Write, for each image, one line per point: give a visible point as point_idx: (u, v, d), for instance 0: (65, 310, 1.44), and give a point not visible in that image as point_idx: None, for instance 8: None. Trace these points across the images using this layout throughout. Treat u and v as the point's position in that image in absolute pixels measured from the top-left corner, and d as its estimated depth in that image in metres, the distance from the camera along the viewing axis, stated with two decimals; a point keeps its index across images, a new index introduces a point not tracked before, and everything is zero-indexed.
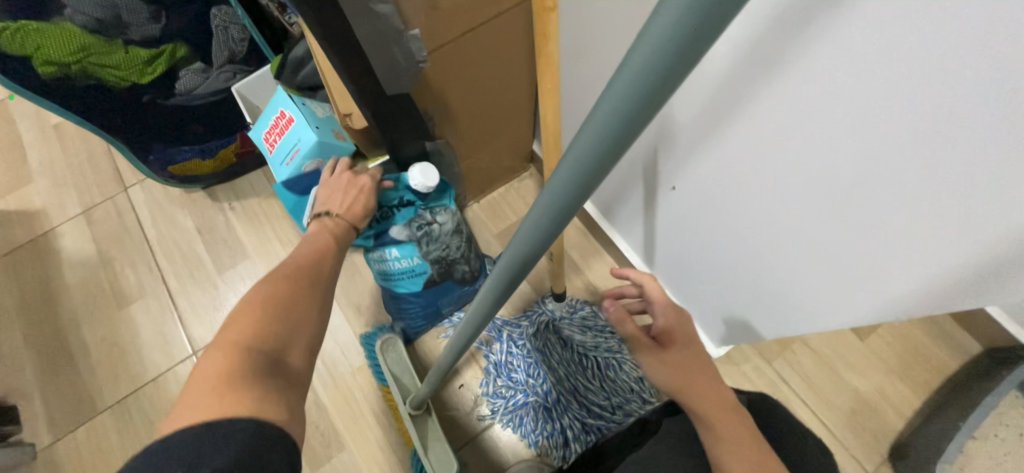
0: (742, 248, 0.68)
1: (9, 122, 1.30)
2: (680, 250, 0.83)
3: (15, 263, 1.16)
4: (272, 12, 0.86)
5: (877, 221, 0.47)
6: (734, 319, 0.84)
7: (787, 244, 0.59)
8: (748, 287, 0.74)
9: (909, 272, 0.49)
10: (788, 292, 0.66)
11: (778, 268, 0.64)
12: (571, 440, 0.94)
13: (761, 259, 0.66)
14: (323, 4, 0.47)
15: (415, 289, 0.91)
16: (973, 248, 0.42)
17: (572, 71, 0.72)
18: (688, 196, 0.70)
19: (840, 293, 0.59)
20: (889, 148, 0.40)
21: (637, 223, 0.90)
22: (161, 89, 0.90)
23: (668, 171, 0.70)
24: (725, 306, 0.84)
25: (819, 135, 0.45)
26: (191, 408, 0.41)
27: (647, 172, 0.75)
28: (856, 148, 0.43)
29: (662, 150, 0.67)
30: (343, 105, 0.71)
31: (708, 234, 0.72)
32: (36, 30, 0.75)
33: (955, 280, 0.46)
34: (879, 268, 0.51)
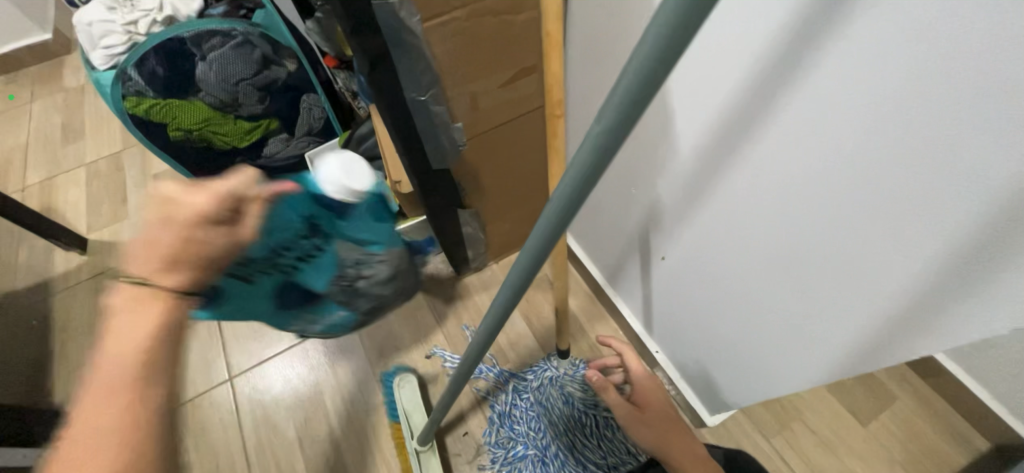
0: (744, 293, 0.68)
1: (120, 170, 1.58)
2: (674, 315, 0.91)
3: (98, 286, 1.35)
4: (346, 98, 1.11)
5: (857, 266, 0.50)
6: (726, 388, 0.89)
7: (759, 306, 0.66)
8: (749, 336, 0.73)
9: (858, 333, 0.55)
10: (766, 356, 0.72)
11: (778, 315, 0.64)
12: None
13: (762, 305, 0.66)
14: (395, 104, 0.65)
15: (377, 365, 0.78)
16: (920, 303, 0.46)
17: None
18: (677, 262, 0.79)
19: (836, 341, 0.58)
20: (820, 219, 0.50)
21: (637, 288, 1.00)
22: (251, 151, 1.10)
23: (661, 241, 0.80)
24: (718, 375, 0.89)
25: (772, 208, 0.55)
26: None
27: (644, 242, 0.86)
28: (800, 219, 0.53)
29: (655, 221, 0.79)
30: (395, 174, 0.89)
31: (711, 280, 0.74)
32: (176, 106, 0.99)
33: (894, 341, 0.52)
34: (877, 314, 0.51)
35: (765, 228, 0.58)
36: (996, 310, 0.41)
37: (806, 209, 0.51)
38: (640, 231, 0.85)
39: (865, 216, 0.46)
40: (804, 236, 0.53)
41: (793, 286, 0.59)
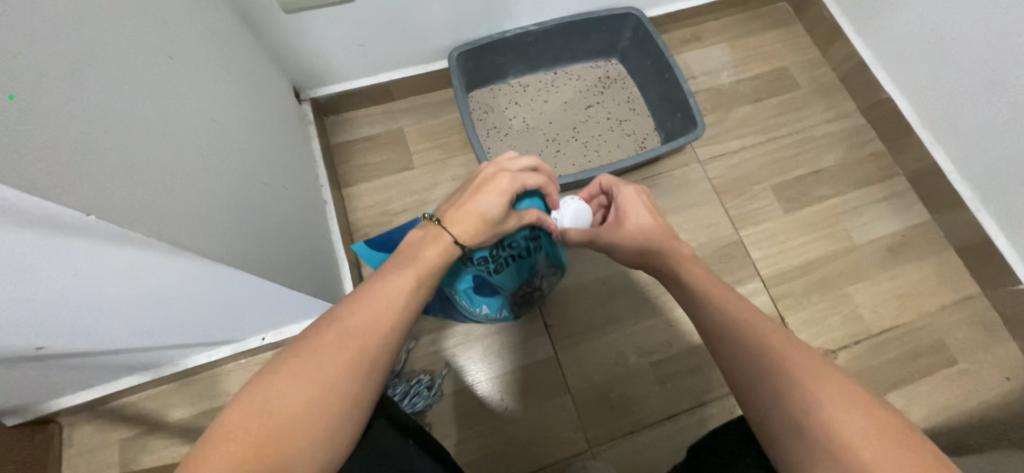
0: (122, 306, 0.49)
1: None
2: (347, 262, 0.86)
3: None
4: None
5: (27, 238, 0.33)
6: (326, 244, 0.81)
7: (276, 283, 0.59)
8: (157, 320, 0.56)
9: (237, 101, 0.61)
10: (299, 177, 0.77)
11: (169, 294, 0.50)
12: (414, 395, 0.82)
13: (147, 300, 0.50)
14: None
15: (533, 284, 0.74)
16: (107, 238, 0.36)
17: (89, 379, 0.69)
18: (155, 330, 0.58)
19: (162, 282, 0.47)
20: (123, 292, 0.46)
21: (217, 347, 0.75)
22: None
23: (173, 341, 0.65)
24: (335, 234, 0.85)
25: (113, 264, 0.41)
26: (368, 306, 0.45)
27: (211, 344, 0.73)
28: (125, 255, 0.40)
29: (164, 348, 0.66)
30: None
31: (76, 334, 0.50)
32: None
33: (155, 264, 0.43)
34: (113, 258, 0.40)
35: (131, 271, 0.43)
36: (99, 220, 0.33)
37: (104, 252, 0.38)
38: (74, 353, 0.55)
39: (172, 186, 0.41)
40: (152, 261, 0.42)
41: (247, 259, 0.52)
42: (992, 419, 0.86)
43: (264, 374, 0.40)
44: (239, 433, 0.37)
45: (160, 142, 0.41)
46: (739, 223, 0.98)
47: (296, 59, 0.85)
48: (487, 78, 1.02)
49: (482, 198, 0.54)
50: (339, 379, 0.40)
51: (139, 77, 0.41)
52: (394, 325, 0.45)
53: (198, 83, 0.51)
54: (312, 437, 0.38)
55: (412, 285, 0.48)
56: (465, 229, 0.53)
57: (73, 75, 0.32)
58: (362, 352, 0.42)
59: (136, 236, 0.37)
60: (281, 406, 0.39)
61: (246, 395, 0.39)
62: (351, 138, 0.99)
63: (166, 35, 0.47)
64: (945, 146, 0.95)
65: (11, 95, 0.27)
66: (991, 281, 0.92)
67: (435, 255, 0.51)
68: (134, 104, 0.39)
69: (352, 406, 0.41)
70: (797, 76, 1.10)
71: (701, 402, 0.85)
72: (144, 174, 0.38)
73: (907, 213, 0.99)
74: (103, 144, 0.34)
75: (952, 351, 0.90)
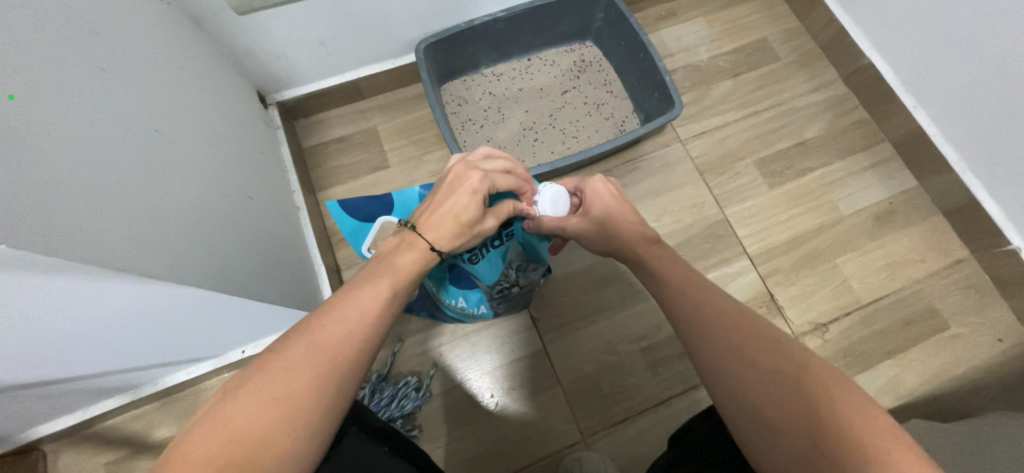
0: (76, 335, 0.46)
1: None
2: (325, 269, 0.84)
3: None
4: None
5: None
6: (301, 252, 0.79)
7: (244, 299, 0.57)
8: (119, 345, 0.53)
9: (203, 118, 0.61)
10: (270, 192, 0.75)
11: (126, 318, 0.47)
12: (402, 398, 0.81)
13: (104, 326, 0.47)
14: None
15: (513, 278, 0.71)
16: (32, 265, 0.33)
17: (67, 405, 0.67)
18: (121, 352, 0.56)
19: (115, 306, 0.44)
20: (75, 320, 0.44)
21: (196, 363, 0.74)
22: None
23: (145, 363, 0.63)
24: (310, 240, 0.84)
25: (42, 292, 0.37)
26: (341, 319, 0.42)
27: (190, 361, 0.72)
28: (54, 281, 0.37)
29: (138, 369, 0.65)
30: None
31: (31, 366, 0.48)
32: None
33: (102, 288, 0.40)
34: (51, 286, 0.37)
35: (69, 298, 0.40)
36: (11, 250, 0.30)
37: (37, 280, 0.36)
38: (37, 382, 0.53)
39: (112, 204, 0.39)
40: (87, 286, 0.39)
41: (209, 274, 0.50)
42: (987, 382, 0.85)
43: (224, 397, 0.37)
44: (194, 461, 0.34)
45: (101, 158, 0.39)
46: (724, 201, 0.96)
47: (256, 61, 0.82)
48: (458, 70, 0.99)
49: (456, 198, 0.52)
50: (311, 396, 0.38)
51: (92, 92, 0.41)
52: (369, 337, 0.43)
53: (156, 100, 0.51)
54: (277, 461, 0.36)
55: (388, 294, 0.46)
56: (440, 233, 0.51)
57: (27, 84, 0.34)
58: (336, 367, 0.40)
59: (63, 262, 0.34)
60: (243, 430, 0.36)
61: (204, 418, 0.36)
62: (323, 140, 0.97)
63: (127, 54, 0.48)
64: (928, 110, 0.93)
65: (11, 95, 0.32)
66: (980, 244, 0.91)
67: (411, 262, 0.50)
68: (64, 117, 0.37)
69: (319, 427, 0.38)
70: (776, 47, 1.08)
71: (693, 385, 0.85)
72: (77, 191, 0.36)
73: (893, 180, 0.98)
74: (42, 155, 0.34)
75: (943, 317, 0.89)
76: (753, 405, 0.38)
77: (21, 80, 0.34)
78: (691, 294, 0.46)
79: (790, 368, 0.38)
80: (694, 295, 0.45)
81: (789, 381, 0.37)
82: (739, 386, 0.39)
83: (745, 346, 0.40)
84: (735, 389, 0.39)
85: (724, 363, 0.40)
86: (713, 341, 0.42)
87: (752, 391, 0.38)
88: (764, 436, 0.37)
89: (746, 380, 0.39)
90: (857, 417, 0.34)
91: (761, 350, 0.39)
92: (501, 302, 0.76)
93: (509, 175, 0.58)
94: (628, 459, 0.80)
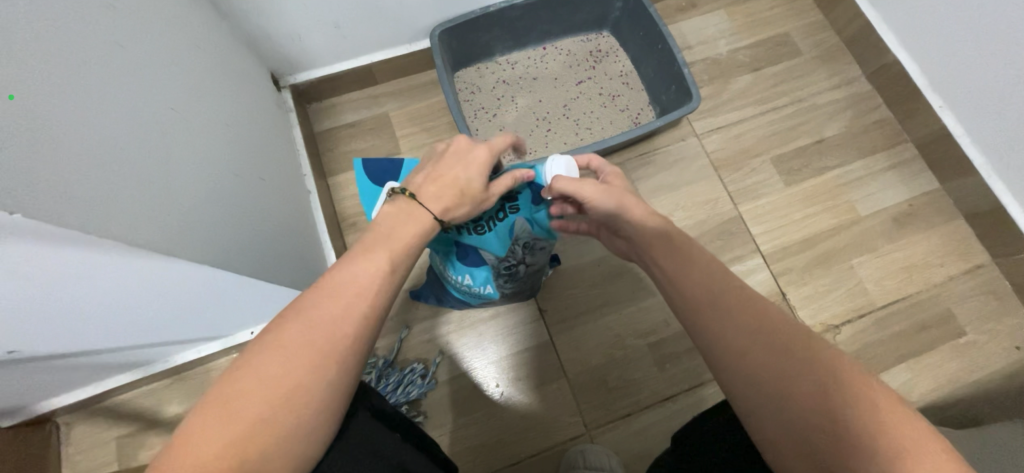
0: (85, 309, 0.46)
1: None
2: (334, 253, 0.84)
3: None
4: None
5: None
6: (310, 235, 0.79)
7: (254, 277, 0.57)
8: (127, 320, 0.53)
9: (213, 94, 0.60)
10: (281, 173, 0.75)
11: (135, 294, 0.47)
12: (408, 385, 0.82)
13: (113, 301, 0.47)
14: None
15: (521, 255, 0.70)
16: (43, 237, 0.33)
17: (81, 379, 0.69)
18: (130, 328, 0.56)
19: (124, 282, 0.44)
20: (84, 294, 0.44)
21: (205, 342, 0.75)
22: None
23: (154, 339, 0.63)
24: (320, 223, 0.84)
25: (59, 263, 0.37)
26: (340, 294, 0.42)
27: (202, 340, 0.73)
28: (66, 252, 0.36)
29: (150, 346, 0.65)
30: None
31: (40, 337, 0.48)
32: None
33: (111, 264, 0.40)
34: (60, 259, 0.37)
35: (81, 271, 0.40)
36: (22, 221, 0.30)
37: (45, 253, 0.35)
38: (55, 354, 0.54)
39: (121, 179, 0.39)
40: (98, 259, 0.39)
41: (219, 254, 0.50)
42: (1003, 389, 0.83)
43: (227, 376, 0.37)
44: (202, 441, 0.34)
45: (110, 133, 0.39)
46: (739, 198, 0.94)
47: (270, 43, 0.81)
48: (472, 57, 0.98)
49: (458, 170, 0.54)
50: (313, 375, 0.38)
51: (103, 70, 0.40)
52: (368, 311, 0.42)
53: (166, 75, 0.50)
54: (287, 438, 0.36)
55: (386, 268, 0.45)
56: (446, 205, 0.52)
57: (34, 64, 0.33)
58: (338, 344, 0.40)
59: (73, 234, 0.34)
60: (247, 408, 0.36)
61: (207, 400, 0.36)
62: (334, 124, 0.97)
63: (134, 26, 0.47)
64: (955, 110, 0.90)
65: (11, 94, 0.30)
66: (1002, 249, 0.89)
67: (410, 236, 0.49)
68: (73, 96, 0.36)
69: (324, 404, 0.38)
70: (798, 41, 1.05)
71: (700, 383, 0.84)
72: (85, 168, 0.35)
73: (915, 181, 0.95)
74: (52, 132, 0.33)
75: (960, 322, 0.87)
76: (796, 419, 0.35)
77: (28, 62, 0.32)
78: (714, 289, 0.43)
79: (811, 362, 0.36)
80: (707, 282, 0.44)
81: (812, 373, 0.36)
82: (780, 396, 0.36)
83: (760, 336, 0.39)
84: (774, 401, 0.36)
85: (739, 353, 0.39)
86: (721, 330, 0.41)
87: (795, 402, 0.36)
88: (808, 454, 0.35)
89: (760, 371, 0.38)
90: (910, 437, 0.33)
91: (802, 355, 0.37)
92: (508, 282, 0.75)
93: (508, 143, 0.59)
94: (632, 454, 0.80)
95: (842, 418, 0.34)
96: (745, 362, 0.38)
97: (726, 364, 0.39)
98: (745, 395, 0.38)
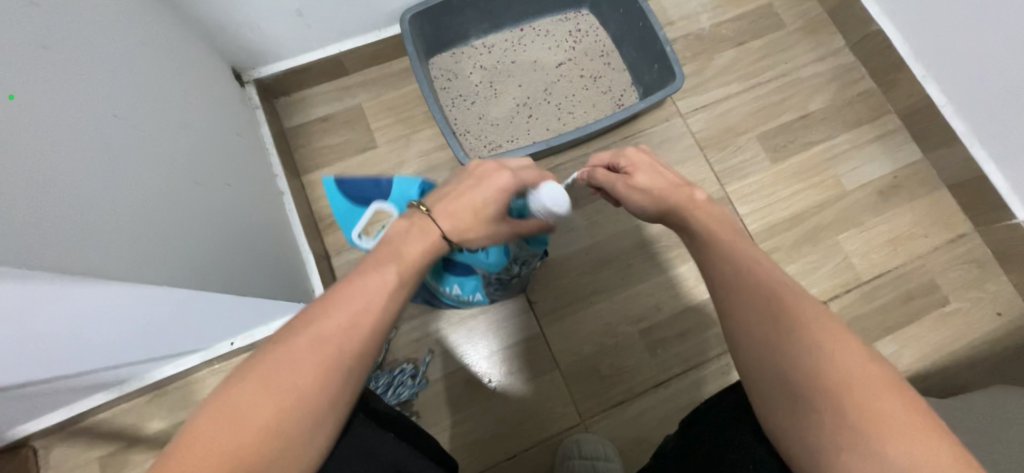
0: (62, 339, 0.45)
1: None
2: (314, 257, 0.81)
3: None
4: None
5: None
6: (286, 238, 0.76)
7: (229, 294, 0.55)
8: (107, 345, 0.52)
9: (178, 104, 0.58)
10: (250, 177, 0.71)
11: (113, 320, 0.46)
12: (398, 385, 0.80)
13: (92, 328, 0.46)
14: None
15: (513, 270, 0.70)
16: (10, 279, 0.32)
17: (54, 403, 0.66)
18: (108, 351, 0.54)
19: (104, 311, 0.43)
20: (61, 327, 0.42)
21: (184, 356, 0.72)
22: None
23: (130, 359, 0.61)
24: (296, 225, 0.80)
25: (1, 303, 0.34)
26: (349, 309, 0.40)
27: (186, 353, 0.70)
28: (8, 291, 0.33)
29: (127, 365, 0.63)
30: None
31: (12, 373, 0.46)
32: None
33: (87, 297, 0.39)
34: (32, 298, 0.35)
35: (27, 308, 0.36)
36: None
37: (11, 293, 0.33)
38: (15, 385, 0.51)
39: (79, 201, 0.37)
40: (66, 292, 0.37)
41: (197, 273, 0.49)
42: (984, 355, 0.85)
43: (230, 384, 0.36)
44: (200, 449, 0.33)
45: (62, 152, 0.36)
46: (725, 178, 0.93)
47: (228, 36, 0.76)
48: (446, 42, 0.94)
49: (477, 193, 0.52)
50: (315, 389, 0.37)
51: (73, 91, 0.39)
52: (374, 326, 0.40)
53: (120, 84, 0.47)
54: (283, 452, 0.35)
55: (397, 282, 0.43)
56: (455, 225, 0.50)
57: (14, 90, 0.33)
58: (343, 359, 0.38)
59: (13, 270, 0.31)
60: (245, 422, 0.34)
61: (209, 407, 0.35)
62: (305, 119, 0.92)
63: (83, 30, 0.44)
64: (938, 79, 0.89)
65: (12, 93, 0.33)
66: (984, 217, 0.90)
67: (419, 251, 0.47)
68: (47, 118, 0.36)
69: (323, 422, 0.37)
70: (781, 12, 1.02)
71: (692, 366, 0.84)
72: (35, 196, 0.33)
73: (899, 152, 0.95)
74: (15, 153, 0.32)
75: (944, 291, 0.88)
76: (824, 421, 0.34)
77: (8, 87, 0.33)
78: (746, 274, 0.40)
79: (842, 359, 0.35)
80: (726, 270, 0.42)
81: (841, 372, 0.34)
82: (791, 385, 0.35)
83: (789, 330, 0.37)
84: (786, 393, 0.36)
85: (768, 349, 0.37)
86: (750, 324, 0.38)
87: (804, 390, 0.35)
88: (818, 450, 0.34)
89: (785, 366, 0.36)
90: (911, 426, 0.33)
91: (831, 351, 0.35)
92: (499, 288, 0.75)
93: (539, 171, 0.57)
94: (627, 440, 0.80)
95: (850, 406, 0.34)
96: (759, 350, 0.37)
97: (756, 359, 0.38)
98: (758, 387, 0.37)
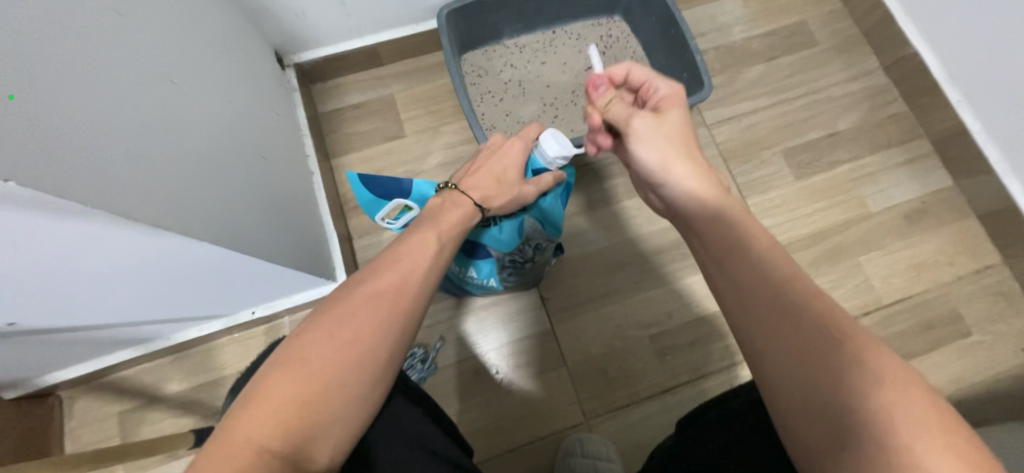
0: (98, 283, 0.47)
1: None
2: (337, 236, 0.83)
3: None
4: None
5: None
6: (312, 215, 0.78)
7: (256, 259, 0.57)
8: (137, 296, 0.54)
9: (218, 78, 0.59)
10: (283, 153, 0.74)
11: (148, 271, 0.48)
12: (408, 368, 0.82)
13: (130, 275, 0.48)
14: None
15: (529, 252, 0.70)
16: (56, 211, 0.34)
17: (84, 353, 0.69)
18: (139, 304, 0.57)
19: (137, 259, 0.45)
20: (97, 269, 0.44)
21: (208, 321, 0.75)
22: None
23: (156, 317, 0.64)
24: (321, 202, 0.83)
25: (56, 234, 0.37)
26: (398, 270, 0.45)
27: (211, 317, 0.74)
28: (62, 224, 0.36)
29: (154, 322, 0.65)
30: None
31: (48, 311, 0.48)
32: None
33: (126, 242, 0.41)
34: (74, 235, 0.37)
35: (76, 245, 0.39)
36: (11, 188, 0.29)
37: (59, 226, 0.36)
38: (50, 328, 0.53)
39: (118, 165, 0.37)
40: (110, 234, 0.39)
41: (227, 236, 0.51)
42: (1005, 391, 0.83)
43: (296, 340, 0.40)
44: (272, 399, 0.36)
45: (107, 118, 0.37)
46: (747, 191, 0.93)
47: (274, 21, 0.80)
48: (479, 39, 0.96)
49: (493, 162, 0.61)
50: (377, 341, 0.41)
51: (118, 59, 0.40)
52: (421, 285, 0.45)
53: (167, 56, 0.48)
54: (348, 401, 0.38)
55: (438, 248, 0.49)
56: (484, 191, 0.58)
57: (55, 56, 0.33)
58: (399, 312, 0.43)
59: (71, 204, 0.33)
60: (314, 374, 0.38)
61: (279, 361, 0.38)
62: (339, 105, 0.95)
63: None
64: (974, 105, 0.88)
65: (10, 94, 0.29)
66: (1013, 249, 0.87)
67: (456, 218, 0.53)
68: (90, 85, 0.36)
69: (390, 361, 0.41)
70: (815, 30, 1.02)
71: (701, 375, 0.83)
72: (77, 162, 0.34)
73: (928, 177, 0.93)
74: (54, 117, 0.32)
75: (967, 322, 0.86)
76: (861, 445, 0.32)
77: (49, 53, 0.33)
78: (766, 288, 0.39)
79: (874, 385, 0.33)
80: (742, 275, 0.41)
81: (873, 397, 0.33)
82: (823, 405, 0.34)
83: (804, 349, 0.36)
84: (821, 408, 0.34)
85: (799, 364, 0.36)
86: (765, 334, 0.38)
87: (841, 412, 0.33)
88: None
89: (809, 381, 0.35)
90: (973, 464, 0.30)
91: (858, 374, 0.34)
92: (515, 275, 0.74)
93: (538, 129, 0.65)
94: (628, 444, 0.80)
95: (876, 424, 0.32)
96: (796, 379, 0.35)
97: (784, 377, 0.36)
98: (780, 399, 0.36)
